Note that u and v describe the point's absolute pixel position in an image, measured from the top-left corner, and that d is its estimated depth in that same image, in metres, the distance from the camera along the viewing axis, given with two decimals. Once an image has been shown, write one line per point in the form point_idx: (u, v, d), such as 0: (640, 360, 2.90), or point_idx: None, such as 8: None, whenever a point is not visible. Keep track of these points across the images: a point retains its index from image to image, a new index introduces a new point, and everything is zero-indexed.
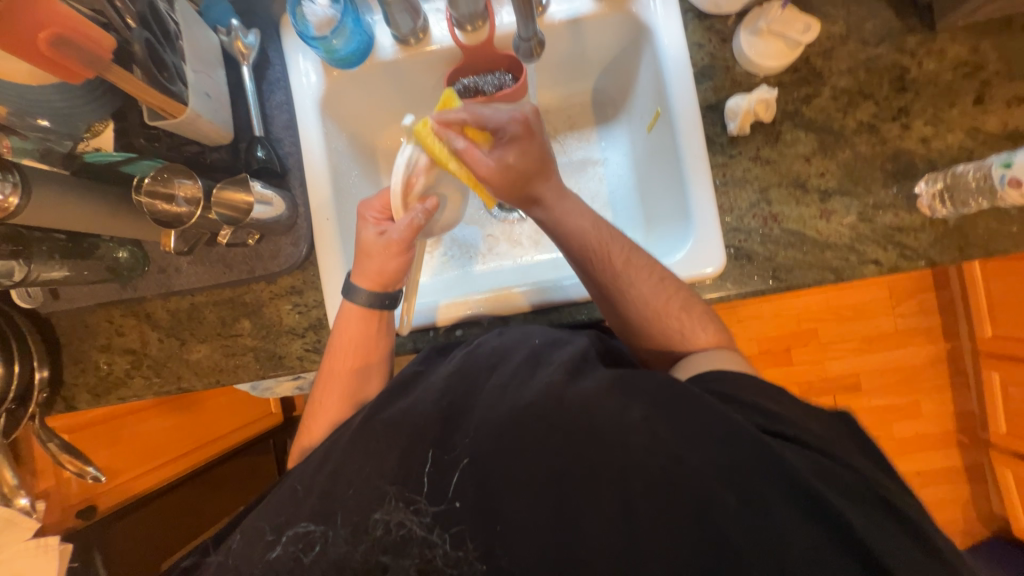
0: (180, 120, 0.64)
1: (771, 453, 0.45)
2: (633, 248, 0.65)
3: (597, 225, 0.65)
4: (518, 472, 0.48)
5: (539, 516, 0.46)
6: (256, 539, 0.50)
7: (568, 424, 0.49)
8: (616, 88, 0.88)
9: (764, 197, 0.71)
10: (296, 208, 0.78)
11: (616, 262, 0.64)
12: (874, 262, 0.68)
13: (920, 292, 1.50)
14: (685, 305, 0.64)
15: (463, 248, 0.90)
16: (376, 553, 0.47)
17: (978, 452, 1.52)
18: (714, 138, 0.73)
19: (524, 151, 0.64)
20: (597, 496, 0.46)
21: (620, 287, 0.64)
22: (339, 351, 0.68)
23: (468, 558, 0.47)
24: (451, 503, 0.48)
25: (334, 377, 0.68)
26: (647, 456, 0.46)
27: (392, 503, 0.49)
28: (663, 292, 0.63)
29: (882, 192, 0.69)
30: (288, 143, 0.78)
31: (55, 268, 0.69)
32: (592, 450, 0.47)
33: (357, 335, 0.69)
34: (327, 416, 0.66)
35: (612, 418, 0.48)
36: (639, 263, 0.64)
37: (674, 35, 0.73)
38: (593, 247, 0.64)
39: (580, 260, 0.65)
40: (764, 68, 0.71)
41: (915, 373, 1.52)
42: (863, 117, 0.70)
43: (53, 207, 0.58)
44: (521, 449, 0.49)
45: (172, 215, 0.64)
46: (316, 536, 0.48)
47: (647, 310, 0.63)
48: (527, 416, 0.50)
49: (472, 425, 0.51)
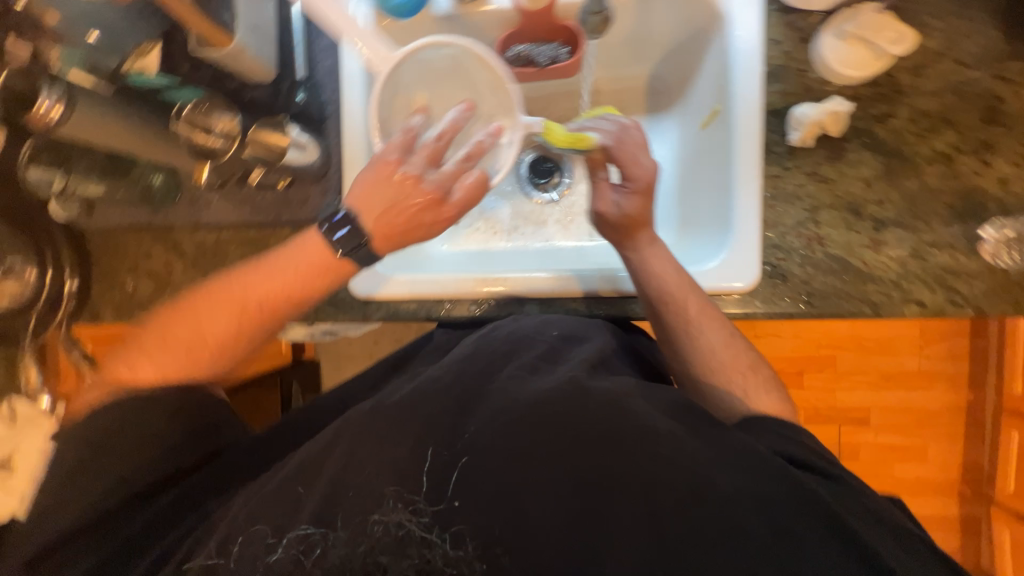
0: (226, 51, 0.63)
1: (790, 498, 0.43)
2: (710, 299, 0.64)
3: (680, 277, 0.63)
4: (525, 466, 0.45)
5: (558, 519, 0.43)
6: (254, 540, 0.45)
7: (591, 425, 0.46)
8: (674, 76, 0.83)
9: (813, 217, 0.67)
10: (328, 158, 0.77)
11: (689, 312, 0.62)
12: (918, 302, 0.64)
13: (952, 337, 1.45)
14: (752, 364, 0.62)
15: (488, 222, 0.88)
16: (375, 556, 0.43)
17: (976, 505, 1.48)
18: (772, 146, 0.68)
19: (648, 201, 0.64)
20: (623, 511, 0.43)
21: (690, 335, 0.62)
22: (275, 285, 0.56)
23: (468, 558, 0.43)
24: (451, 502, 0.45)
25: (241, 303, 0.56)
26: (673, 471, 0.44)
27: (390, 503, 0.45)
28: (733, 347, 0.62)
29: (942, 230, 0.64)
30: (328, 90, 0.77)
31: (92, 183, 0.74)
32: (616, 457, 0.45)
33: (305, 275, 0.57)
34: (199, 328, 0.55)
35: (639, 425, 0.46)
36: (713, 314, 0.63)
37: (750, 27, 0.68)
38: (672, 292, 0.62)
39: (656, 301, 0.63)
40: (842, 77, 0.66)
41: (929, 417, 1.48)
42: (940, 146, 0.65)
43: (97, 125, 0.58)
44: (538, 443, 0.46)
45: (207, 147, 0.64)
46: (315, 538, 0.44)
47: (713, 361, 0.62)
48: (548, 409, 0.47)
49: (489, 412, 0.49)
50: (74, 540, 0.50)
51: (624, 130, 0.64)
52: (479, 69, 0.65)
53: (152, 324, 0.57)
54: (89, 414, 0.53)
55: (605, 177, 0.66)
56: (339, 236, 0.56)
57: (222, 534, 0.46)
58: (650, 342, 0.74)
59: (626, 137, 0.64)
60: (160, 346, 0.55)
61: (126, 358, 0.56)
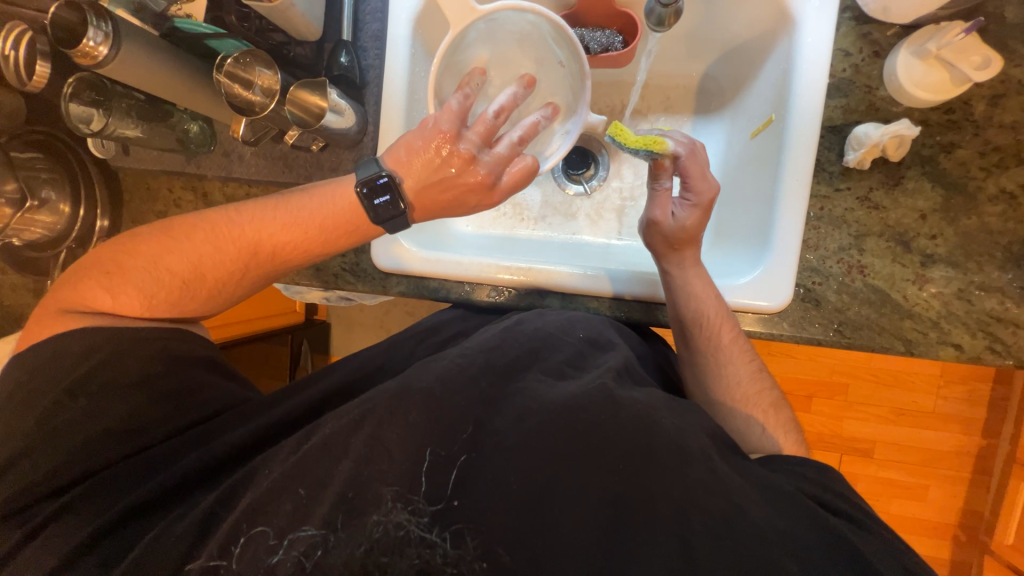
0: (275, 6, 0.61)
1: (805, 528, 0.42)
2: (741, 331, 0.64)
3: (720, 303, 0.63)
4: (546, 472, 0.43)
5: (576, 529, 0.41)
6: (256, 543, 0.43)
7: (621, 437, 0.45)
8: (729, 78, 0.79)
9: (858, 243, 0.64)
10: (365, 125, 0.75)
11: (721, 339, 0.62)
12: (954, 345, 0.62)
13: (975, 380, 1.40)
14: (774, 403, 0.62)
15: (516, 208, 0.86)
16: (375, 556, 0.41)
17: (968, 550, 1.47)
18: (825, 165, 0.65)
19: (705, 217, 0.63)
20: (641, 527, 0.41)
21: (718, 361, 0.63)
22: (272, 223, 0.58)
23: (467, 557, 0.41)
24: (449, 502, 0.43)
25: (236, 241, 0.57)
26: (703, 495, 0.42)
27: (390, 504, 0.43)
28: (757, 382, 0.62)
29: (994, 274, 0.61)
30: (371, 54, 0.75)
31: (130, 126, 0.71)
32: (641, 472, 0.43)
33: (314, 225, 0.58)
34: (192, 258, 0.56)
35: (666, 440, 0.45)
36: (742, 346, 0.63)
37: (821, 34, 0.63)
38: (709, 316, 0.62)
39: (691, 322, 0.63)
40: (912, 99, 0.61)
41: (936, 459, 1.44)
42: (1007, 184, 0.61)
43: (140, 68, 0.58)
44: (559, 446, 0.44)
45: (246, 102, 0.62)
46: (316, 541, 0.42)
47: (735, 391, 0.62)
48: (572, 413, 0.46)
49: (513, 410, 0.47)
50: (63, 494, 0.49)
51: (693, 149, 0.63)
52: (554, 48, 0.65)
53: (144, 250, 0.56)
54: (66, 333, 0.52)
55: (666, 187, 0.65)
56: (378, 203, 0.57)
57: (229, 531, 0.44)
58: (666, 349, 0.73)
59: (693, 156, 0.63)
60: (152, 274, 0.56)
61: (108, 280, 0.55)
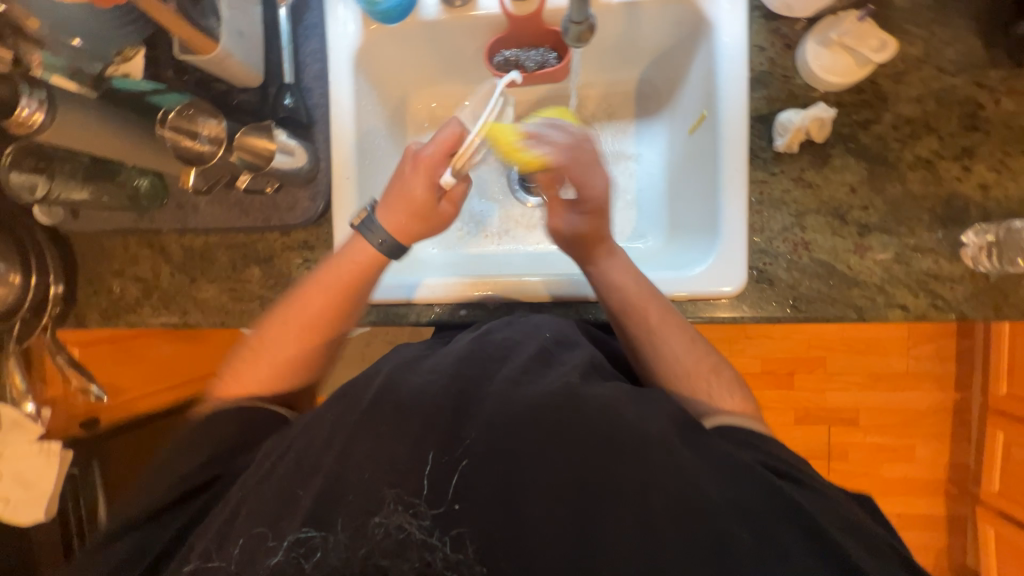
0: (209, 58, 0.63)
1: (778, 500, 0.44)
2: (672, 308, 0.65)
3: (638, 283, 0.64)
4: (531, 479, 0.44)
5: (561, 529, 0.42)
6: (254, 543, 0.43)
7: (594, 433, 0.45)
8: (663, 79, 0.83)
9: (799, 222, 0.68)
10: (317, 162, 0.76)
11: (649, 321, 0.63)
12: (901, 306, 0.65)
13: (940, 337, 1.47)
14: (716, 368, 0.61)
15: (479, 225, 0.88)
16: (374, 559, 0.41)
17: (960, 503, 1.51)
18: (758, 152, 0.69)
19: (602, 219, 0.65)
20: (627, 517, 0.42)
21: (653, 342, 0.62)
22: (319, 287, 0.63)
23: (469, 561, 0.42)
24: (451, 505, 0.43)
25: (295, 311, 0.63)
26: (676, 480, 0.43)
27: (391, 505, 0.43)
28: (695, 353, 0.61)
29: (926, 235, 0.65)
30: (317, 93, 0.77)
31: (78, 190, 0.70)
32: (615, 465, 0.44)
33: (350, 275, 0.63)
34: (270, 342, 0.63)
35: (635, 432, 0.46)
36: (673, 322, 0.63)
37: (735, 33, 0.68)
38: (632, 302, 0.63)
39: (618, 311, 0.64)
40: (827, 84, 0.66)
41: (917, 418, 1.49)
42: (922, 152, 0.66)
43: (80, 132, 0.57)
44: (536, 449, 0.45)
45: (195, 153, 0.61)
46: (316, 542, 0.42)
47: (675, 366, 0.61)
48: (545, 415, 0.47)
49: (484, 415, 0.47)
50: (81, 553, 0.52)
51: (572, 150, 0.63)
52: None
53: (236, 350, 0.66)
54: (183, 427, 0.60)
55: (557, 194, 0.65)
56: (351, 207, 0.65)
57: (221, 534, 0.44)
58: None
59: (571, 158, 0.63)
60: (245, 365, 0.64)
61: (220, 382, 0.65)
